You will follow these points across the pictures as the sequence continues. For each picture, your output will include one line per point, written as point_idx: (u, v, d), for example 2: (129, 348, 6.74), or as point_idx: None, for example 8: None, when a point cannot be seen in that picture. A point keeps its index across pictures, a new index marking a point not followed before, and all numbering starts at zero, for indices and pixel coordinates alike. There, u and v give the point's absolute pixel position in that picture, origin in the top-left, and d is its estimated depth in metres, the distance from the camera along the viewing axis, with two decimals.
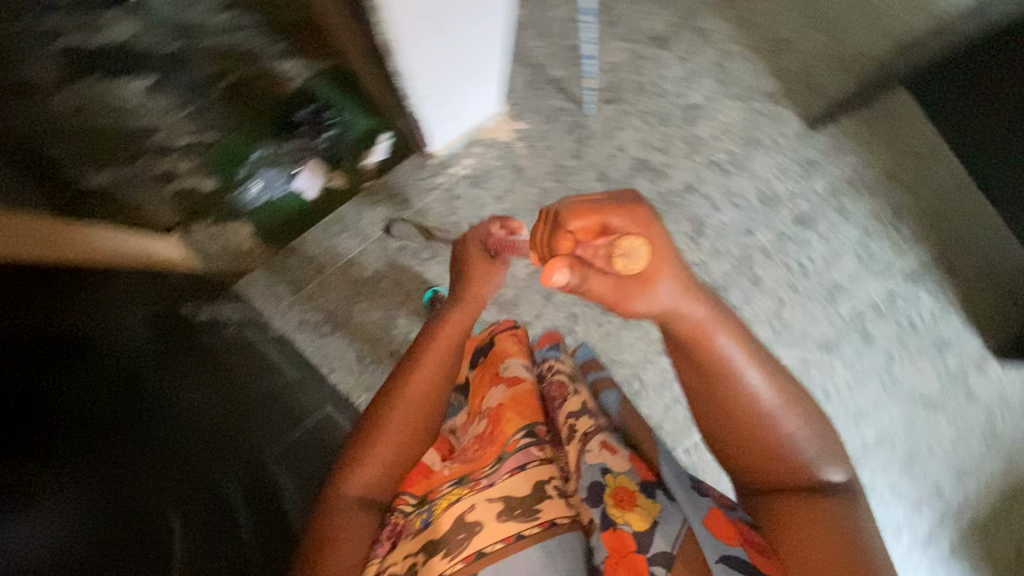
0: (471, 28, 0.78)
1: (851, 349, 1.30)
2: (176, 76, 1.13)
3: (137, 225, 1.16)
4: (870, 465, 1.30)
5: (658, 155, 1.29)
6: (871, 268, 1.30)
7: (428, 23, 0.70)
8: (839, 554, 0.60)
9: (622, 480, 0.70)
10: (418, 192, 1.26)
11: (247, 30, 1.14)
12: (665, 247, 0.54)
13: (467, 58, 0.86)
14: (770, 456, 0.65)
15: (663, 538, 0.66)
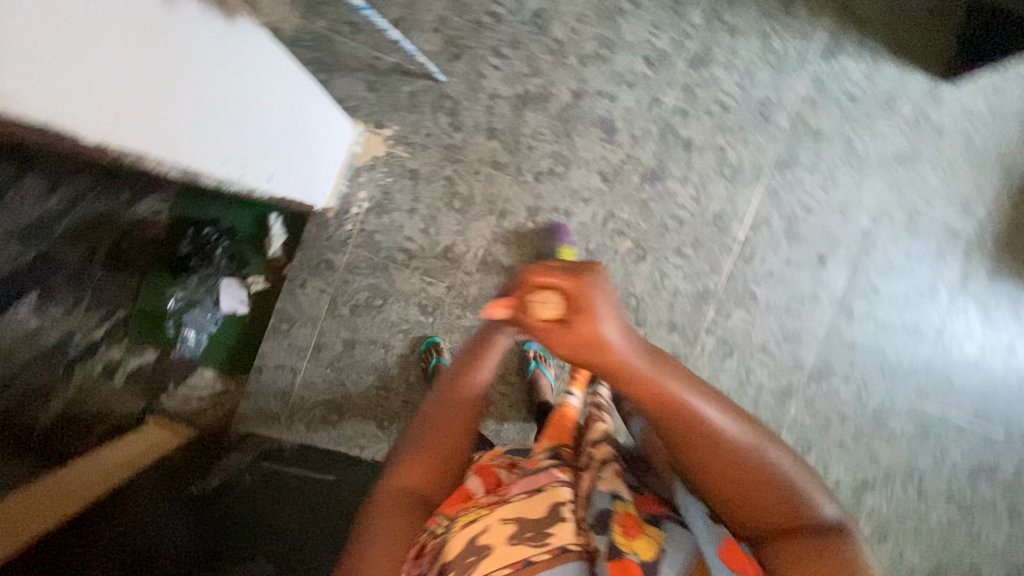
0: (274, 111, 0.73)
1: (808, 154, 1.25)
2: (54, 284, 0.99)
3: (111, 429, 1.09)
4: (880, 246, 1.28)
5: (532, 81, 1.19)
6: (786, 69, 1.23)
7: (224, 129, 0.65)
8: None
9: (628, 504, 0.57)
10: (336, 249, 1.19)
11: (85, 198, 0.99)
12: (604, 309, 0.45)
13: (291, 133, 0.81)
14: (742, 489, 0.49)
15: (670, 565, 0.52)
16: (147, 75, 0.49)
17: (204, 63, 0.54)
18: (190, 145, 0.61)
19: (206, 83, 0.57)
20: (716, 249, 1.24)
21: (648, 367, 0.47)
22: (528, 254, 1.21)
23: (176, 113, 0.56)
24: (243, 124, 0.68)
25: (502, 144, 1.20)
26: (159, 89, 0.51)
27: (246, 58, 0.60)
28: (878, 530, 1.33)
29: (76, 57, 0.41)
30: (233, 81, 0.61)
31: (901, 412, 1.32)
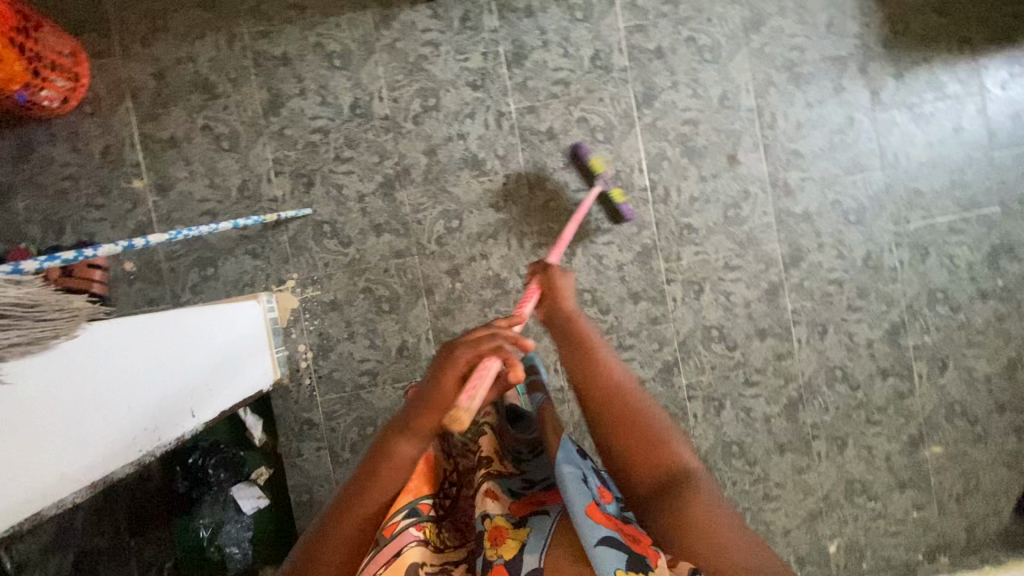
0: (187, 353, 0.79)
1: (664, 73, 1.23)
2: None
3: None
4: (778, 114, 1.24)
5: (385, 165, 1.20)
6: (599, 14, 1.21)
7: (110, 422, 0.67)
8: (710, 520, 0.56)
9: (499, 517, 0.63)
10: (309, 405, 1.22)
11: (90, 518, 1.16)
12: (567, 296, 0.86)
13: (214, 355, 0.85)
14: (648, 439, 0.63)
15: (532, 555, 0.59)
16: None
17: (39, 400, 0.58)
18: (80, 465, 0.63)
19: (56, 412, 0.60)
20: (632, 208, 1.22)
21: (577, 316, 0.82)
22: (472, 311, 1.23)
23: (43, 454, 0.59)
24: (128, 407, 0.69)
25: (393, 233, 1.21)
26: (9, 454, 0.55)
27: (83, 359, 0.63)
28: (932, 361, 1.28)
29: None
30: (92, 385, 0.64)
31: (890, 246, 1.27)
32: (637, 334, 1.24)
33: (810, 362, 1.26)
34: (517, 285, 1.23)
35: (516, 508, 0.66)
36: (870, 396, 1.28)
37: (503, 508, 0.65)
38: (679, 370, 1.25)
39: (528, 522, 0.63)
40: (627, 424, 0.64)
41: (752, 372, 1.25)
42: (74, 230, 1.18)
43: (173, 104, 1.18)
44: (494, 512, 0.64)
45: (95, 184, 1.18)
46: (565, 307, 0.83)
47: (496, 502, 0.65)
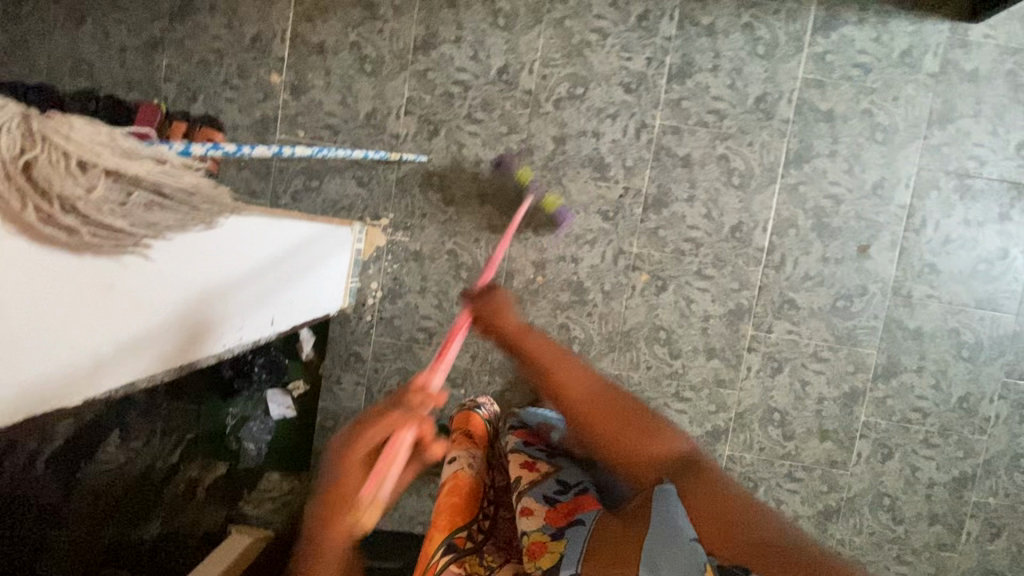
0: (266, 269, 0.77)
1: (825, 138, 1.14)
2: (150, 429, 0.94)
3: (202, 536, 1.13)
4: (929, 221, 1.15)
5: (512, 137, 1.17)
6: (780, 56, 1.13)
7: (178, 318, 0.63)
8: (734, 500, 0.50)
9: (534, 534, 0.57)
10: (362, 341, 1.23)
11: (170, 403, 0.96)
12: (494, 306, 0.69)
13: (287, 270, 0.83)
14: (631, 425, 0.56)
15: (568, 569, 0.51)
16: (91, 322, 0.51)
17: (146, 286, 0.56)
18: (138, 359, 0.60)
19: (153, 299, 0.57)
20: (741, 263, 1.16)
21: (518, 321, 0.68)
22: (543, 309, 1.20)
23: (124, 334, 0.55)
24: (201, 311, 0.66)
25: (496, 207, 1.19)
26: (68, 338, 0.49)
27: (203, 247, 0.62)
28: (987, 525, 1.19)
29: (16, 332, 0.44)
30: (188, 277, 0.61)
31: (991, 396, 1.17)
32: (697, 389, 1.19)
33: (861, 479, 1.20)
34: (597, 299, 1.19)
35: (554, 518, 0.59)
36: (909, 534, 1.20)
37: (537, 521, 0.59)
38: (725, 439, 1.20)
39: (566, 531, 0.56)
40: (602, 407, 0.58)
41: (798, 468, 1.20)
42: (205, 102, 1.20)
43: (332, 12, 1.17)
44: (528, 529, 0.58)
45: (236, 65, 1.19)
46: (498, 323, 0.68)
47: (529, 519, 0.59)
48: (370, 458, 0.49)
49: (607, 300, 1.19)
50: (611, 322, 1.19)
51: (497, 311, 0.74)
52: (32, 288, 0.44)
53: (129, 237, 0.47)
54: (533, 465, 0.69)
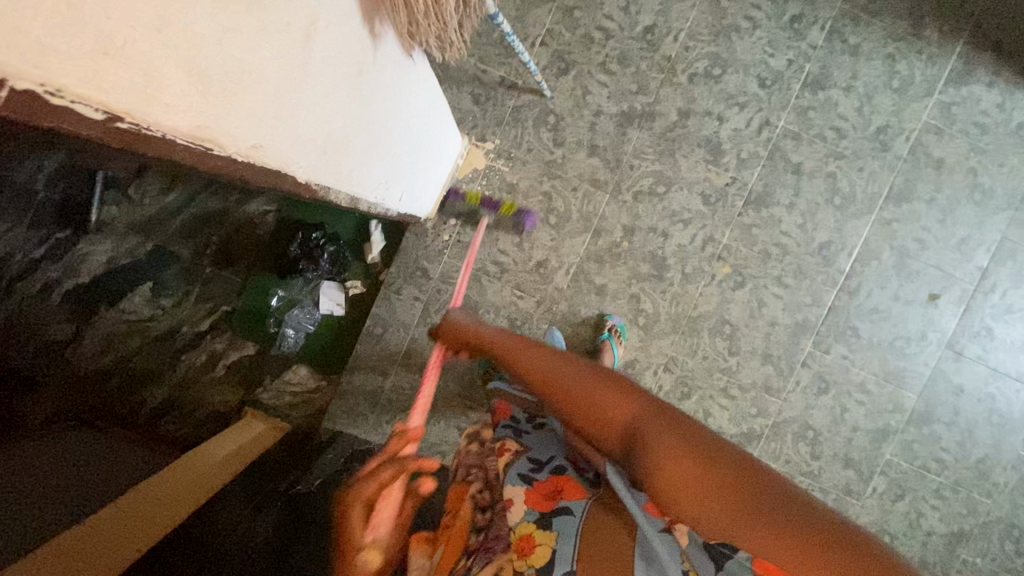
0: (423, 138, 0.77)
1: (927, 184, 1.18)
2: (170, 278, 1.21)
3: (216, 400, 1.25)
4: (998, 288, 1.19)
5: (639, 98, 1.16)
6: (909, 94, 1.16)
7: (375, 149, 0.61)
8: (710, 468, 0.47)
9: (522, 526, 0.56)
10: (433, 258, 1.21)
11: (206, 272, 1.24)
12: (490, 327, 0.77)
13: (427, 154, 0.83)
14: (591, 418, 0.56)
15: (564, 560, 0.52)
16: (333, 99, 0.46)
17: (371, 86, 0.51)
18: (335, 177, 0.55)
19: (368, 104, 0.53)
20: (819, 280, 1.19)
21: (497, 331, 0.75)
22: (621, 274, 1.19)
23: (288, 121, 0.41)
24: (392, 146, 0.66)
25: (603, 161, 1.18)
26: (289, 100, 0.40)
27: (407, 70, 0.60)
28: None
29: (267, 80, 0.37)
30: (399, 104, 0.62)
31: (1007, 465, 1.23)
32: (745, 390, 1.21)
33: (869, 513, 1.23)
34: (674, 278, 1.19)
35: (536, 501, 0.58)
36: None
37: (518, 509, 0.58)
38: (757, 444, 1.22)
39: (554, 520, 0.55)
40: (561, 390, 0.59)
41: (816, 488, 1.23)
42: None
43: None
44: (514, 521, 0.57)
45: None
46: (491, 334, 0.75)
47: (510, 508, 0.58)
48: (360, 513, 0.52)
49: (683, 282, 1.19)
50: (680, 304, 1.20)
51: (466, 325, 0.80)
52: (324, 43, 0.41)
53: (441, 19, 0.46)
54: (504, 449, 0.65)
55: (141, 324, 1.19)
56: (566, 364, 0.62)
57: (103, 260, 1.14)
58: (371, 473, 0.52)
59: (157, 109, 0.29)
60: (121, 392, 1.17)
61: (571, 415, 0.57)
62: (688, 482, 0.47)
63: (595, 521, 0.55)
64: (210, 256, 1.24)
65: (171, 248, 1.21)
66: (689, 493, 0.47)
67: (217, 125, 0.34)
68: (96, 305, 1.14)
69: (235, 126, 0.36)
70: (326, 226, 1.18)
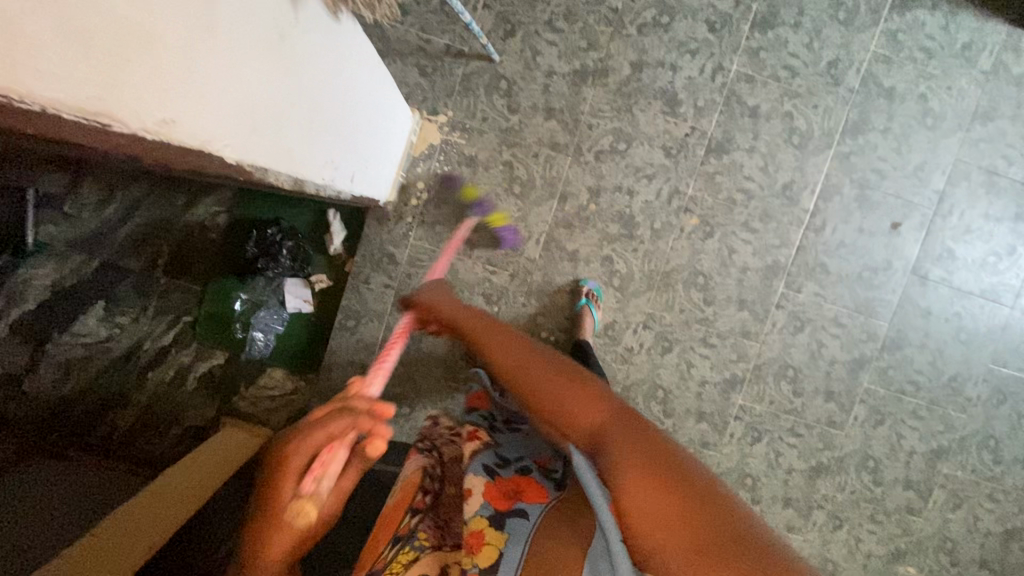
0: (368, 115, 0.75)
1: (881, 114, 1.19)
2: (121, 293, 1.16)
3: (190, 419, 1.19)
4: (956, 209, 1.22)
5: (589, 55, 1.14)
6: (856, 25, 1.16)
7: (317, 126, 0.58)
8: (684, 492, 0.45)
9: (474, 520, 0.57)
10: (399, 242, 1.17)
11: (161, 282, 1.18)
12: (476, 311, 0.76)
13: (374, 134, 0.80)
14: (574, 421, 0.56)
15: (509, 563, 0.52)
16: (256, 70, 0.43)
17: (297, 55, 0.48)
18: (275, 159, 0.51)
19: (297, 77, 0.50)
20: (786, 221, 1.20)
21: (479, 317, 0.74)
22: (591, 237, 1.18)
23: (206, 93, 0.38)
24: (334, 124, 0.63)
25: (560, 123, 1.15)
26: (203, 70, 0.37)
27: (337, 39, 0.57)
28: (952, 495, 1.28)
29: (172, 46, 0.33)
30: (334, 77, 0.59)
31: (978, 378, 1.28)
32: (724, 337, 1.22)
33: (853, 441, 1.27)
34: (644, 235, 1.18)
35: (493, 499, 0.59)
36: (885, 497, 1.27)
37: (476, 502, 0.59)
38: (741, 389, 1.24)
39: (507, 523, 0.56)
40: (551, 400, 0.58)
41: (800, 424, 1.26)
42: None
43: None
44: (469, 516, 0.58)
45: None
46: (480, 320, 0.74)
47: (469, 500, 0.59)
48: (295, 486, 0.52)
49: (654, 238, 1.19)
50: (653, 260, 1.19)
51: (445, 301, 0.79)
52: (235, 5, 0.38)
53: None
54: (476, 434, 0.68)
55: (100, 346, 1.14)
56: (552, 378, 0.60)
57: (50, 282, 1.12)
58: (293, 461, 0.52)
59: (31, 74, 0.24)
60: (87, 420, 1.12)
61: (558, 423, 0.57)
62: (658, 508, 0.44)
63: (548, 524, 0.55)
64: (161, 269, 1.18)
65: (120, 262, 1.16)
66: (661, 530, 0.43)
67: (110, 95, 0.30)
68: (47, 332, 1.11)
69: (135, 97, 0.32)
70: (281, 219, 1.15)
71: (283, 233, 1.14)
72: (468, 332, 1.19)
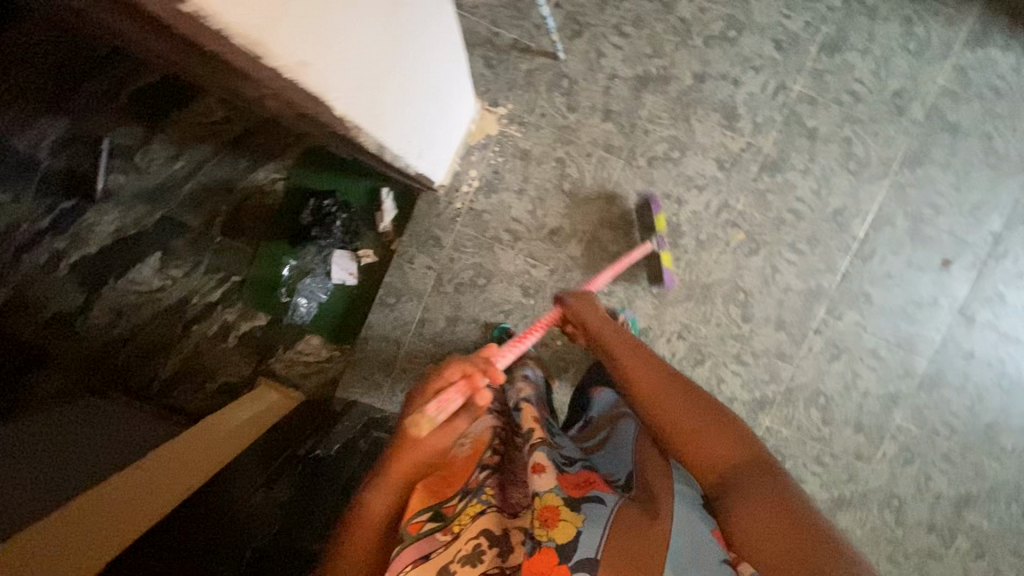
0: (444, 93, 0.78)
1: (943, 149, 1.18)
2: (179, 246, 1.21)
3: (226, 374, 1.23)
4: (1011, 253, 1.20)
5: (653, 62, 1.15)
6: (926, 56, 1.16)
7: (406, 94, 0.61)
8: (799, 523, 0.62)
9: (547, 496, 0.61)
10: (446, 227, 1.20)
11: (218, 240, 1.22)
12: (609, 327, 0.87)
13: (445, 113, 0.83)
14: (703, 449, 0.71)
15: (588, 542, 0.59)
16: (376, 31, 0.46)
17: (405, 24, 0.51)
18: (371, 119, 0.54)
19: (402, 44, 0.53)
20: (833, 246, 1.19)
21: (619, 337, 0.86)
22: (635, 241, 1.19)
23: (337, 44, 0.41)
24: (419, 96, 0.66)
25: (617, 126, 1.17)
26: (341, 21, 0.40)
27: (436, 15, 0.61)
28: (977, 546, 1.25)
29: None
30: (428, 50, 0.62)
31: (1015, 428, 1.24)
32: (758, 356, 1.21)
33: (879, 476, 1.24)
34: (688, 245, 1.19)
35: (566, 485, 0.64)
36: (906, 539, 1.24)
37: (549, 482, 0.63)
38: (769, 410, 1.23)
39: (583, 506, 0.62)
40: (690, 430, 0.73)
41: (826, 453, 1.24)
42: None
43: None
44: (542, 490, 0.62)
45: None
46: (626, 339, 0.86)
47: (542, 476, 0.63)
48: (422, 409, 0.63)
49: (697, 249, 1.19)
50: (695, 272, 1.19)
51: (592, 310, 0.90)
52: None
53: None
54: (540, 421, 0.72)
55: (151, 295, 1.20)
56: (699, 412, 0.74)
57: (113, 229, 1.18)
58: (427, 391, 0.66)
59: None
60: (129, 366, 1.18)
61: (687, 449, 0.72)
62: (771, 534, 0.62)
63: (621, 517, 0.62)
64: (218, 227, 1.22)
65: (179, 218, 1.21)
66: (769, 546, 0.61)
67: (272, 27, 0.33)
68: (105, 276, 1.18)
69: (288, 40, 0.35)
70: (337, 191, 1.19)
71: (337, 204, 1.18)
72: (504, 322, 1.20)
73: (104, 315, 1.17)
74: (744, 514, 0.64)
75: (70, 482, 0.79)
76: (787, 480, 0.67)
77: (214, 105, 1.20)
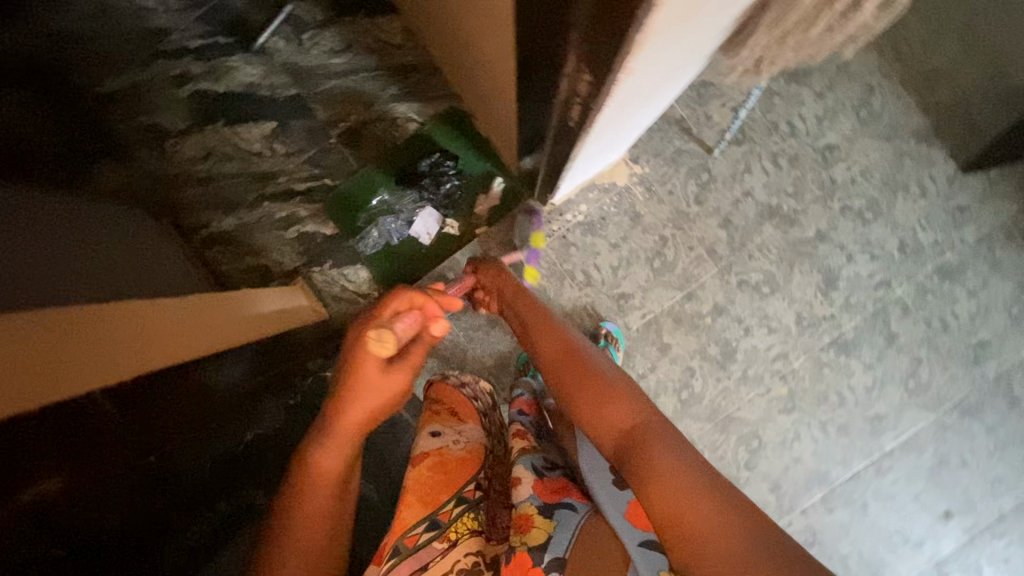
0: (621, 141, 0.85)
1: (996, 414, 1.20)
2: (296, 126, 1.23)
3: (266, 259, 1.23)
4: (1009, 537, 1.20)
5: (789, 201, 1.20)
6: (1023, 327, 1.20)
7: (615, 128, 0.68)
8: (687, 479, 0.59)
9: (524, 507, 0.66)
10: (534, 239, 1.21)
11: (332, 140, 1.24)
12: (505, 289, 0.94)
13: (607, 155, 0.90)
14: (592, 401, 0.72)
15: (558, 544, 0.61)
16: (658, 77, 0.53)
17: (669, 78, 0.58)
18: (594, 133, 0.60)
19: (651, 93, 0.60)
20: (858, 445, 1.20)
21: (513, 301, 0.92)
22: (689, 343, 1.20)
23: (644, 75, 0.48)
24: (617, 132, 0.73)
25: (728, 237, 1.20)
26: (660, 61, 0.47)
27: (674, 84, 0.68)
28: None
29: (676, 41, 0.43)
30: (650, 105, 0.69)
31: None
32: None
33: None
34: (733, 373, 1.20)
35: (542, 492, 0.68)
36: None
37: (528, 491, 0.68)
38: None
39: (556, 513, 0.65)
40: (574, 381, 0.75)
41: None
42: None
43: None
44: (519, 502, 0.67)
45: None
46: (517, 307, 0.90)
47: (520, 488, 0.69)
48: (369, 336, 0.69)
49: (739, 380, 1.20)
50: (726, 400, 1.20)
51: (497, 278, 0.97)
52: (700, 38, 0.48)
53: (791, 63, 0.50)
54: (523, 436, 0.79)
55: (246, 155, 1.22)
56: (581, 364, 0.76)
57: (248, 81, 1.22)
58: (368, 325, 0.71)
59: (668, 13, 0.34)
60: (187, 203, 1.20)
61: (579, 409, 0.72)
62: (670, 490, 0.59)
63: (592, 525, 0.63)
64: (336, 130, 1.24)
65: (310, 103, 1.24)
66: (673, 509, 0.58)
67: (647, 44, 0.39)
68: (217, 118, 1.20)
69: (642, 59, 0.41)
70: (459, 159, 1.22)
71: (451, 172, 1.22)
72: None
73: (193, 149, 1.20)
74: (641, 477, 0.62)
75: (109, 270, 0.79)
76: (664, 424, 0.66)
77: (397, 29, 1.24)
